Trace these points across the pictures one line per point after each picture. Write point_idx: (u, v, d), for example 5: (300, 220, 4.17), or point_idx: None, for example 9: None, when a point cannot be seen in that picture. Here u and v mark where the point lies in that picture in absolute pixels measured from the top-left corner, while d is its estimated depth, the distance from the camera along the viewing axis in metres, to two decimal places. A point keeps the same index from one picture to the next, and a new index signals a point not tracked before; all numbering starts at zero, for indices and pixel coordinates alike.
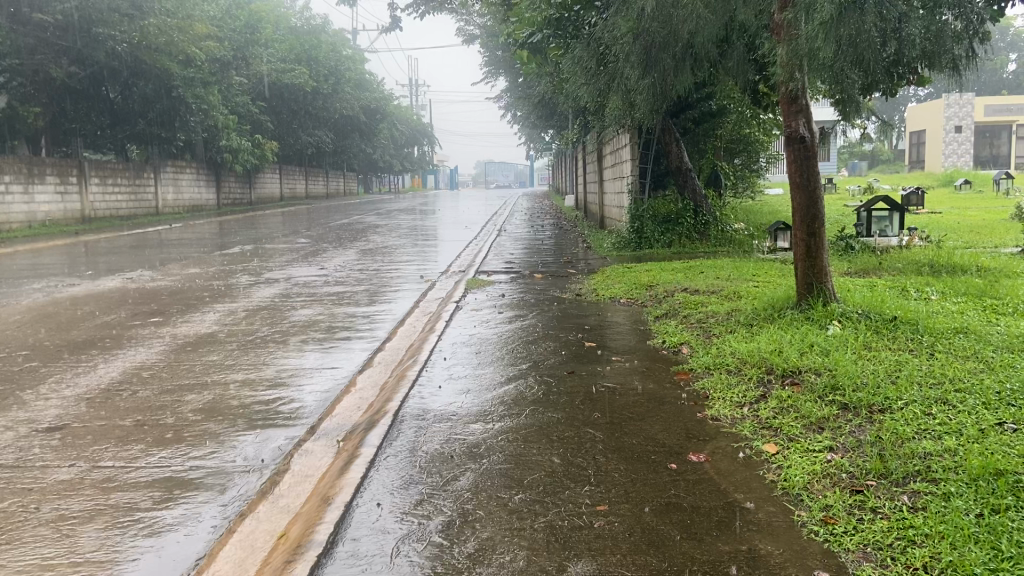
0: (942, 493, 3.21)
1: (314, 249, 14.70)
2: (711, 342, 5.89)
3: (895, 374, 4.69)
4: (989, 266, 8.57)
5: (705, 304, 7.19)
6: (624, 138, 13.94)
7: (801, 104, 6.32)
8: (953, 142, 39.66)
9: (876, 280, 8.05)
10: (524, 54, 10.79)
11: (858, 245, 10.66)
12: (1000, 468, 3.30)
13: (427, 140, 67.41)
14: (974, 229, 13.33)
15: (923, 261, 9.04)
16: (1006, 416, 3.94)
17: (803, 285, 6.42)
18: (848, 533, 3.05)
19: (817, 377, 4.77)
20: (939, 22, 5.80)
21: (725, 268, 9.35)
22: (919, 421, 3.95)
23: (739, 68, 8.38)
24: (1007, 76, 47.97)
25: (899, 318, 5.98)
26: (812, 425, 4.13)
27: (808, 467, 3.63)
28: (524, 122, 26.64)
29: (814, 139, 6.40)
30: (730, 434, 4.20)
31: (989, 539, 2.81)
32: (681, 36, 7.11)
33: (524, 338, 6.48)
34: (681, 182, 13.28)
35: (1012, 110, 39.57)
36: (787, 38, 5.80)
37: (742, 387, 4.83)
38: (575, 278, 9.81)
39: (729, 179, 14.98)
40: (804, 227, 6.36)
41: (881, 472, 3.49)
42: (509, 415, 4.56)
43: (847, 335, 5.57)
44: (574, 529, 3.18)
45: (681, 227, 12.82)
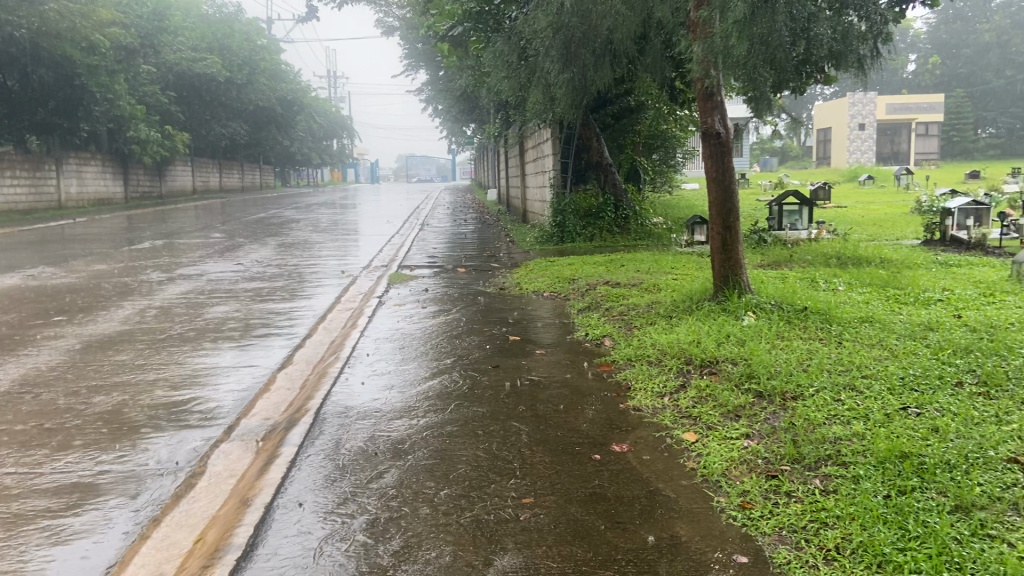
0: (853, 476, 3.35)
1: (229, 244, 14.29)
2: (632, 334, 5.98)
3: (806, 363, 4.88)
4: (892, 258, 9.01)
5: (626, 297, 7.31)
6: (545, 132, 14.05)
7: (717, 101, 6.46)
8: (856, 138, 41.32)
9: (787, 272, 8.38)
10: (444, 47, 10.68)
11: (770, 237, 10.89)
12: (905, 451, 3.47)
13: (347, 133, 66.33)
14: (876, 222, 14.04)
15: (831, 253, 9.39)
16: (910, 401, 4.14)
17: (719, 278, 6.59)
18: (765, 518, 3.15)
19: (734, 366, 4.90)
20: (845, 22, 6.07)
21: (646, 261, 9.54)
22: (829, 407, 4.11)
23: (657, 64, 8.53)
24: (906, 76, 50.39)
25: (809, 308, 6.21)
26: (730, 414, 4.25)
27: (726, 454, 3.74)
28: (445, 116, 26.50)
29: (729, 134, 6.55)
30: (653, 424, 4.27)
31: (897, 519, 2.94)
32: (600, 31, 7.22)
33: (448, 332, 6.45)
34: (602, 177, 13.55)
35: (911, 108, 41.59)
36: (702, 37, 5.94)
37: (662, 377, 4.93)
38: (499, 272, 9.87)
39: (648, 174, 15.28)
40: (719, 220, 6.52)
41: (795, 457, 3.62)
42: (435, 411, 4.53)
43: (761, 326, 5.75)
44: (500, 522, 3.18)
45: (602, 221, 13.06)
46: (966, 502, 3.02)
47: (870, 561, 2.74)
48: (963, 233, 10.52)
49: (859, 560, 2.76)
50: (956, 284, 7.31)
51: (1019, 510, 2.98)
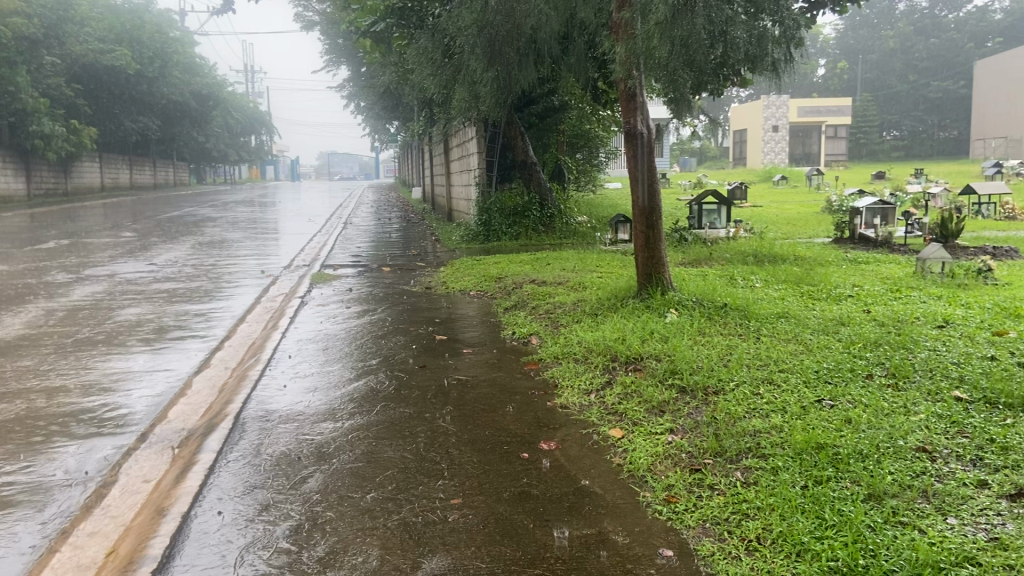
0: (772, 467, 3.45)
1: (140, 244, 13.75)
2: (559, 332, 6.02)
3: (727, 358, 5.00)
4: (805, 255, 9.35)
5: (552, 296, 7.34)
6: (470, 131, 14.01)
7: (639, 102, 6.56)
8: (770, 140, 42.70)
9: (707, 270, 8.57)
10: (367, 43, 10.43)
11: (690, 236, 11.17)
12: (820, 442, 3.60)
13: (266, 129, 64.70)
14: (790, 221, 14.56)
15: (748, 251, 9.67)
16: (825, 393, 4.30)
17: (643, 276, 6.69)
18: (689, 511, 3.21)
19: (657, 362, 4.99)
20: (760, 27, 6.27)
21: (570, 259, 9.63)
22: (749, 400, 4.23)
23: (581, 65, 8.62)
24: (816, 80, 52.34)
25: (728, 304, 6.38)
26: (655, 409, 4.32)
27: (651, 449, 3.79)
28: (367, 113, 26.17)
29: (650, 133, 6.65)
30: (580, 421, 4.31)
31: (814, 509, 3.04)
32: (524, 30, 7.24)
33: (373, 333, 6.35)
34: (527, 176, 13.60)
35: (821, 111, 43.24)
36: (625, 38, 6.04)
37: (589, 374, 4.97)
38: (424, 271, 9.80)
39: (572, 173, 15.40)
40: (642, 219, 6.63)
41: (717, 451, 3.70)
42: (360, 413, 4.45)
43: (683, 322, 5.87)
44: (428, 524, 3.14)
45: (527, 219, 13.12)
46: (878, 490, 3.15)
47: (790, 549, 2.83)
48: (871, 231, 10.99)
49: (779, 550, 2.85)
50: (864, 280, 7.64)
51: (926, 497, 3.13)
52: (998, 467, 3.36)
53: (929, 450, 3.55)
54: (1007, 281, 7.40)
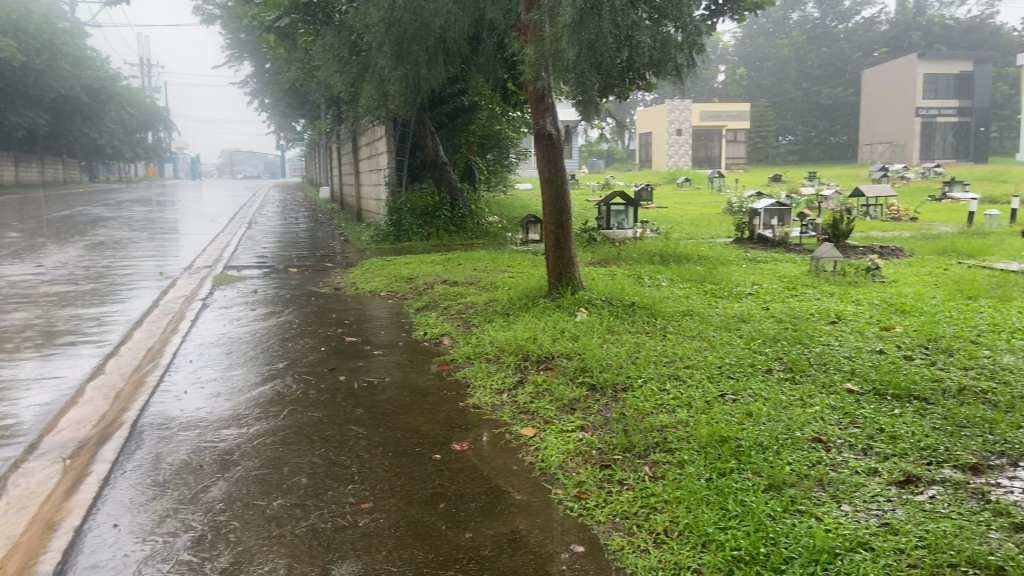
0: (678, 461, 3.55)
1: (26, 244, 12.95)
2: (471, 332, 6.01)
3: (635, 355, 5.11)
4: (708, 255, 9.67)
5: (464, 296, 7.34)
6: (379, 130, 13.83)
7: (548, 103, 6.62)
8: (674, 143, 43.96)
9: (615, 269, 8.74)
10: (270, 37, 10.17)
11: (599, 236, 11.28)
12: (724, 435, 3.73)
13: (164, 125, 62.17)
14: (694, 221, 15.04)
15: (654, 251, 9.89)
16: (727, 388, 4.45)
17: (554, 276, 6.74)
18: (599, 506, 3.26)
19: (568, 361, 5.05)
20: (664, 32, 6.45)
21: (482, 260, 9.63)
22: (656, 397, 4.34)
23: (490, 65, 8.65)
24: (717, 85, 54.08)
25: (636, 303, 6.52)
26: (566, 407, 4.37)
27: (562, 447, 3.84)
28: (272, 110, 25.50)
29: (560, 135, 6.72)
30: (492, 420, 4.31)
31: (718, 500, 3.14)
32: (433, 28, 7.21)
33: (279, 335, 6.19)
34: (437, 176, 13.54)
35: (722, 116, 44.80)
36: (534, 39, 6.08)
37: (501, 374, 4.99)
38: (333, 272, 9.62)
39: (483, 174, 15.42)
40: (552, 219, 6.69)
41: (626, 446, 3.78)
42: (266, 418, 4.33)
43: (593, 321, 5.96)
44: (338, 529, 3.08)
45: (438, 219, 13.04)
46: (777, 481, 3.29)
47: (696, 541, 2.91)
48: (769, 231, 11.46)
49: (685, 541, 2.93)
50: (763, 279, 7.95)
51: (822, 485, 3.28)
52: (886, 456, 3.56)
53: (823, 440, 3.73)
54: (893, 279, 7.85)
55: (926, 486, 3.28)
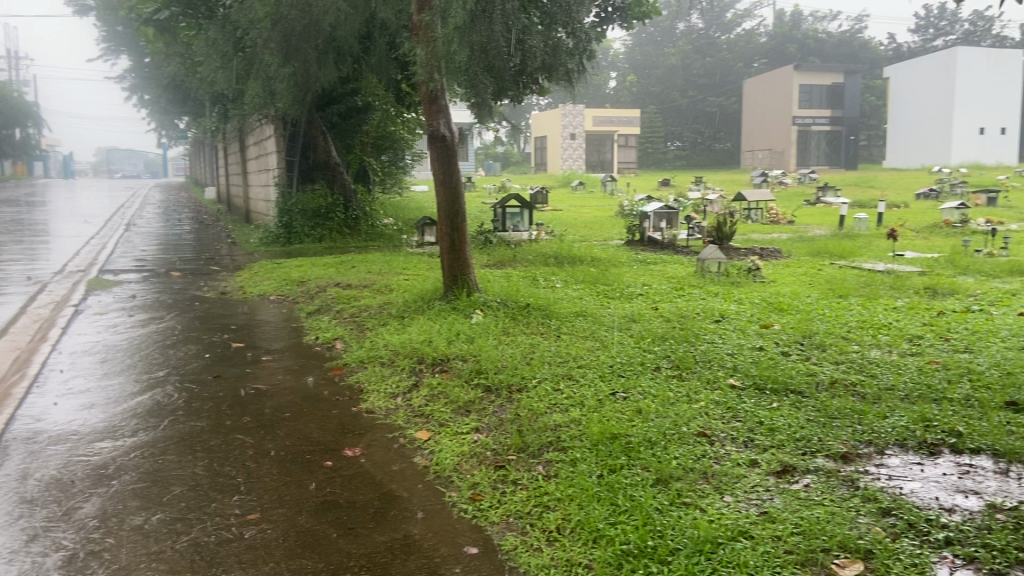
0: (571, 459, 3.61)
1: None
2: (364, 335, 5.93)
3: (529, 356, 5.16)
4: (600, 256, 9.89)
5: (358, 298, 7.23)
6: (268, 129, 13.44)
7: (441, 105, 6.60)
8: (568, 147, 44.73)
9: (510, 271, 8.81)
10: (150, 31, 9.73)
11: (494, 238, 11.33)
12: (614, 432, 3.82)
13: (33, 121, 58.27)
14: (587, 224, 15.35)
15: (548, 253, 10.03)
16: (619, 386, 4.56)
17: (449, 278, 6.72)
18: (493, 507, 3.28)
19: (463, 363, 5.05)
20: (555, 38, 6.57)
21: (376, 262, 9.51)
22: (550, 396, 4.40)
23: (382, 65, 8.58)
24: (609, 91, 55.11)
25: (530, 304, 6.59)
26: (461, 409, 4.37)
27: (456, 449, 3.83)
28: (152, 107, 24.34)
29: (453, 137, 6.72)
30: (386, 425, 4.26)
31: (609, 496, 3.21)
32: (322, 27, 7.08)
33: (160, 342, 5.91)
34: (330, 177, 13.27)
35: (614, 121, 45.90)
36: (424, 40, 6.06)
37: (395, 377, 4.93)
38: (220, 275, 9.27)
39: (377, 175, 15.22)
40: (446, 222, 6.68)
41: (520, 446, 3.81)
42: (146, 429, 4.12)
43: (488, 323, 5.99)
44: (223, 543, 2.97)
45: (331, 221, 12.82)
46: (665, 475, 3.40)
47: (587, 536, 2.97)
48: (658, 234, 11.85)
49: (577, 537, 2.98)
50: (652, 280, 8.19)
51: (706, 478, 3.41)
52: (765, 447, 3.73)
53: (707, 434, 3.87)
54: (772, 279, 8.25)
55: (801, 475, 3.46)
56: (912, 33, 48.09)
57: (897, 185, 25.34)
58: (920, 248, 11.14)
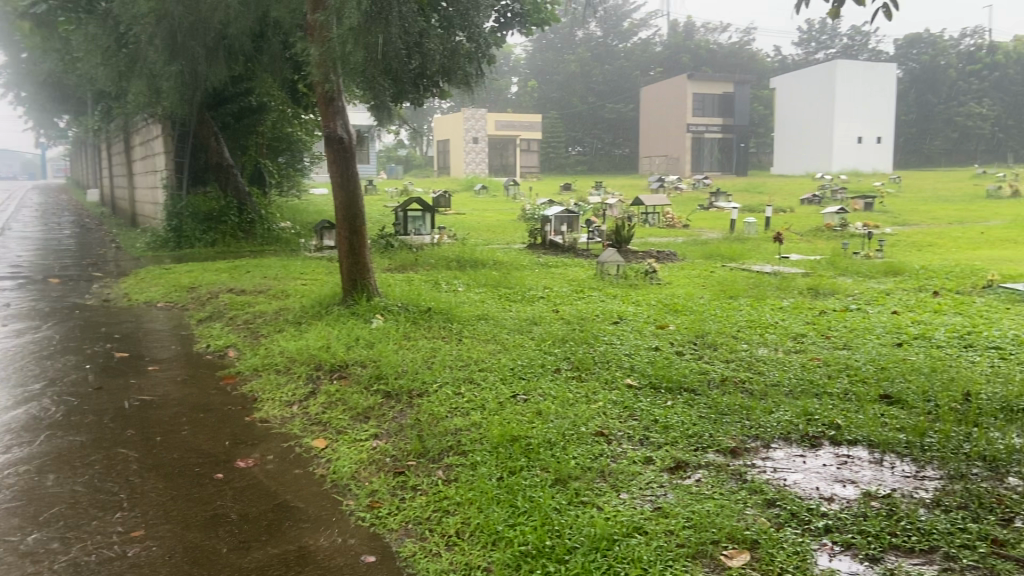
0: (471, 462, 3.62)
1: None
2: (259, 342, 5.75)
3: (430, 360, 5.14)
4: (501, 260, 9.95)
5: (252, 304, 7.02)
6: (156, 129, 12.91)
7: (338, 106, 6.50)
8: (471, 151, 44.78)
9: (411, 275, 8.75)
10: (25, 22, 9.19)
11: (396, 242, 11.23)
12: (514, 434, 3.85)
13: None
14: (489, 228, 15.41)
15: (451, 257, 10.00)
16: (520, 389, 4.60)
17: (348, 283, 6.61)
18: (391, 514, 3.24)
19: (363, 369, 4.97)
20: (453, 42, 6.60)
21: (272, 267, 9.26)
22: (451, 400, 4.39)
23: (276, 65, 8.38)
24: (511, 97, 55.54)
25: (432, 308, 6.55)
26: (360, 416, 4.30)
27: (354, 457, 3.77)
28: (27, 103, 22.89)
29: (351, 139, 6.62)
30: (281, 434, 4.14)
31: (508, 498, 3.23)
32: (211, 24, 6.86)
33: (36, 353, 5.57)
34: (223, 178, 12.82)
35: (516, 125, 46.28)
36: (319, 40, 5.96)
37: (291, 385, 4.81)
38: (104, 282, 8.81)
39: (274, 178, 14.82)
40: (345, 226, 6.58)
41: (420, 451, 3.78)
42: (20, 445, 3.87)
43: (388, 327, 5.92)
44: (103, 562, 2.82)
45: (224, 225, 12.42)
46: (563, 475, 3.44)
47: (486, 539, 2.97)
48: (559, 237, 12.04)
49: (476, 541, 2.98)
50: (553, 283, 8.30)
51: (603, 476, 3.48)
52: (660, 445, 3.84)
53: (605, 433, 3.95)
54: (668, 281, 8.50)
55: (693, 470, 3.58)
56: (797, 47, 50.60)
57: (784, 191, 26.56)
58: (804, 251, 11.72)
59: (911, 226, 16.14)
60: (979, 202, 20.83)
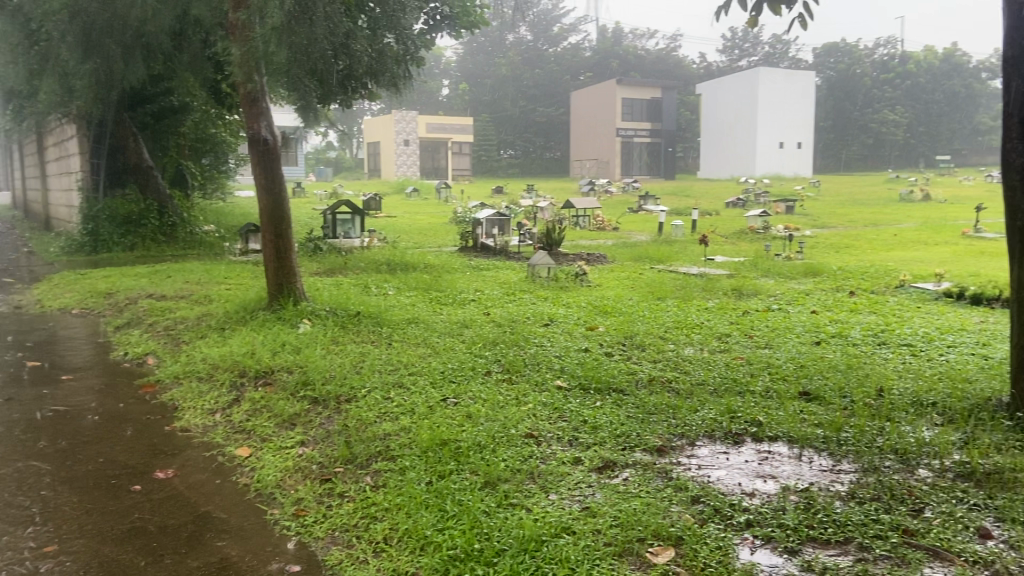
0: (399, 467, 3.58)
1: None
2: (180, 349, 5.59)
3: (359, 365, 5.07)
4: (432, 263, 9.91)
5: (173, 310, 6.81)
6: (71, 128, 12.42)
7: (262, 107, 6.36)
8: (402, 154, 44.59)
9: (340, 279, 8.63)
10: None
11: (325, 246, 11.05)
12: (444, 438, 3.83)
13: None
14: (421, 230, 15.32)
15: (381, 260, 9.91)
16: (450, 392, 4.58)
17: (274, 288, 6.47)
18: (318, 522, 3.19)
19: (289, 375, 4.88)
20: (381, 44, 6.54)
21: (195, 272, 9.01)
22: (380, 405, 4.34)
23: (197, 64, 8.16)
24: (442, 99, 55.39)
25: (361, 312, 6.47)
26: (285, 423, 4.21)
27: (280, 465, 3.70)
28: None
29: (277, 141, 6.48)
30: (203, 444, 4.03)
31: (437, 502, 3.22)
32: (129, 22, 6.63)
33: None
34: (143, 181, 12.46)
35: (447, 128, 46.21)
36: (242, 39, 5.83)
37: (214, 393, 4.68)
38: (14, 288, 8.42)
39: (196, 180, 14.41)
40: (271, 229, 6.45)
41: (348, 457, 3.73)
42: None
43: (316, 332, 5.83)
44: None
45: (145, 228, 12.03)
46: (493, 477, 3.45)
47: (414, 545, 2.95)
48: (490, 240, 12.04)
49: (405, 546, 2.95)
50: (484, 286, 8.30)
51: (532, 478, 3.49)
52: (588, 445, 3.88)
53: (535, 435, 3.97)
54: (597, 283, 8.60)
55: (621, 470, 3.63)
56: (721, 54, 51.91)
57: (710, 194, 27.21)
58: (729, 253, 12.03)
59: (829, 228, 16.74)
60: (893, 205, 21.71)
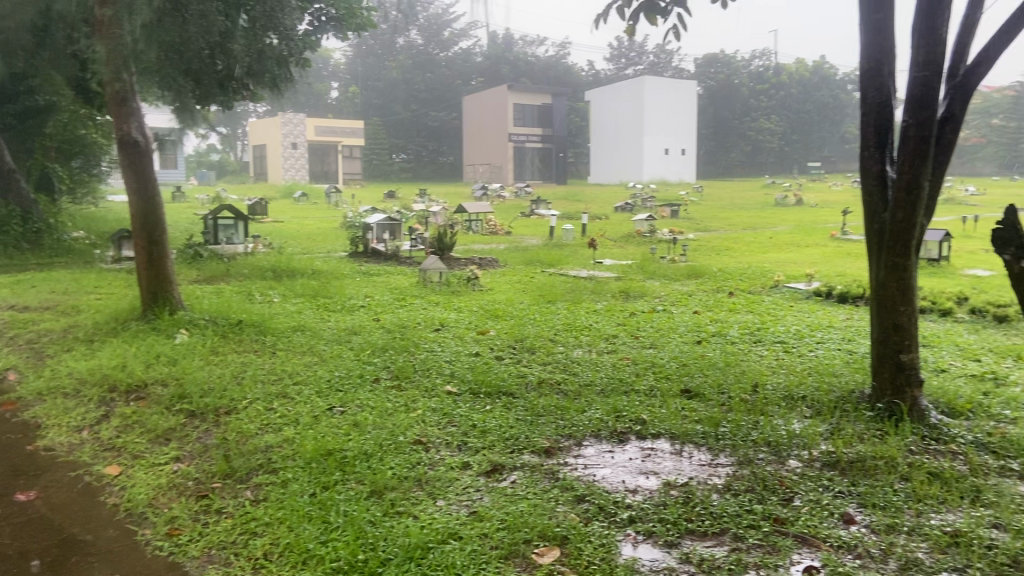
0: (282, 479, 3.48)
1: None
2: (44, 364, 5.23)
3: (240, 376, 4.89)
4: (319, 269, 9.69)
5: (37, 322, 6.37)
6: None
7: (133, 107, 6.04)
8: (290, 157, 43.59)
9: (222, 287, 8.31)
10: None
11: (206, 252, 10.61)
12: (328, 449, 3.74)
13: None
14: (310, 236, 14.96)
15: (266, 267, 9.61)
16: (336, 401, 4.48)
17: (148, 297, 6.16)
18: (194, 540, 3.05)
19: (164, 389, 4.65)
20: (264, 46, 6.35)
21: (62, 281, 8.47)
22: (262, 417, 4.20)
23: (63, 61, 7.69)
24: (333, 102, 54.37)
25: (243, 321, 6.25)
26: (159, 438, 4.01)
27: (153, 482, 3.52)
28: None
29: (150, 142, 6.17)
30: (67, 463, 3.78)
31: (320, 514, 3.13)
32: None
33: None
34: (3, 185, 11.69)
35: (338, 131, 45.40)
36: None
37: (81, 409, 4.40)
38: None
39: (64, 183, 13.59)
40: (144, 236, 6.15)
41: (226, 472, 3.58)
42: None
43: (194, 343, 5.58)
44: None
45: (6, 235, 11.22)
46: (379, 486, 3.39)
47: (296, 559, 2.86)
48: (381, 245, 11.88)
49: (285, 561, 2.86)
50: (374, 291, 8.18)
51: (420, 485, 3.46)
52: (477, 449, 3.88)
53: (423, 442, 3.94)
54: (488, 287, 8.62)
55: (509, 473, 3.64)
56: (610, 62, 53.20)
57: (599, 199, 27.84)
58: (616, 256, 12.33)
59: (711, 232, 17.42)
60: (770, 210, 22.79)
